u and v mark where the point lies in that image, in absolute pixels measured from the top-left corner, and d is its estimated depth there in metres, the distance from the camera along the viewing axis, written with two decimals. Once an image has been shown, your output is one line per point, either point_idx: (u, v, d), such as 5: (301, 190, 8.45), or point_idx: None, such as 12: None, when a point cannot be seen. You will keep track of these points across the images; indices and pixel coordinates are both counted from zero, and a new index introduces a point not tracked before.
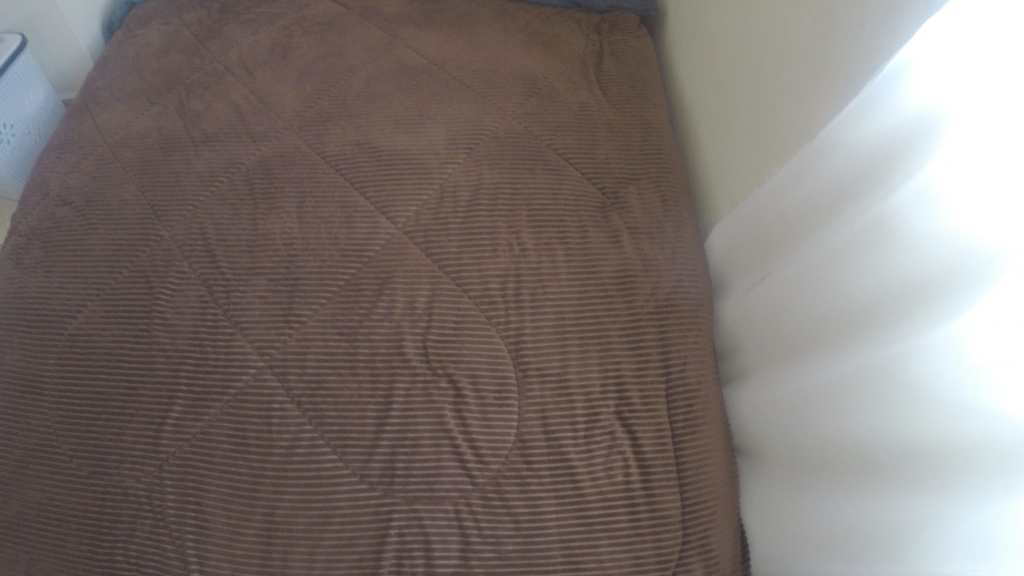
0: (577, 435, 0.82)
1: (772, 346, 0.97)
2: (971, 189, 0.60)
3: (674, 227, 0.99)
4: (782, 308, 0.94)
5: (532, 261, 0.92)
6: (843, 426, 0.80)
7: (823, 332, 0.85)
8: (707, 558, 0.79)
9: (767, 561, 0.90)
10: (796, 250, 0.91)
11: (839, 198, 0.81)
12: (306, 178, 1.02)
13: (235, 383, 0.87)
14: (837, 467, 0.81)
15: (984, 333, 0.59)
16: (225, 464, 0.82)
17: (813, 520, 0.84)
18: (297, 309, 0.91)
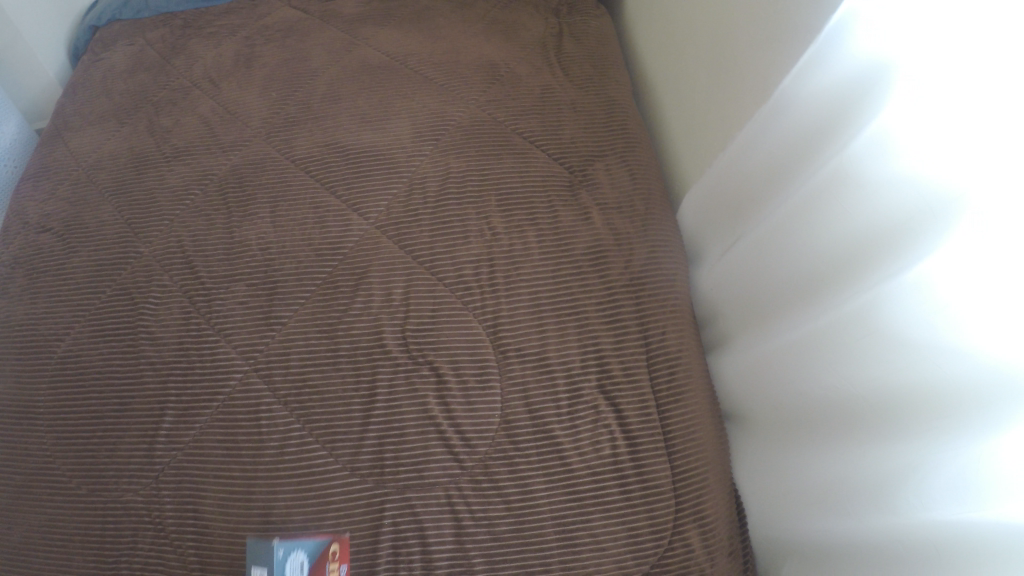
0: (561, 412, 0.83)
1: (751, 310, 0.97)
2: (926, 135, 0.61)
3: (645, 202, 1.00)
4: (758, 272, 0.94)
5: (504, 245, 0.93)
6: (824, 381, 0.80)
7: (799, 289, 0.85)
8: (702, 524, 0.80)
9: (761, 522, 0.91)
10: (767, 212, 0.92)
11: (806, 155, 0.82)
12: (277, 183, 1.02)
13: (222, 390, 0.88)
14: (822, 423, 0.82)
15: (947, 275, 0.59)
16: (219, 470, 0.83)
17: (802, 479, 0.84)
18: (278, 312, 0.91)
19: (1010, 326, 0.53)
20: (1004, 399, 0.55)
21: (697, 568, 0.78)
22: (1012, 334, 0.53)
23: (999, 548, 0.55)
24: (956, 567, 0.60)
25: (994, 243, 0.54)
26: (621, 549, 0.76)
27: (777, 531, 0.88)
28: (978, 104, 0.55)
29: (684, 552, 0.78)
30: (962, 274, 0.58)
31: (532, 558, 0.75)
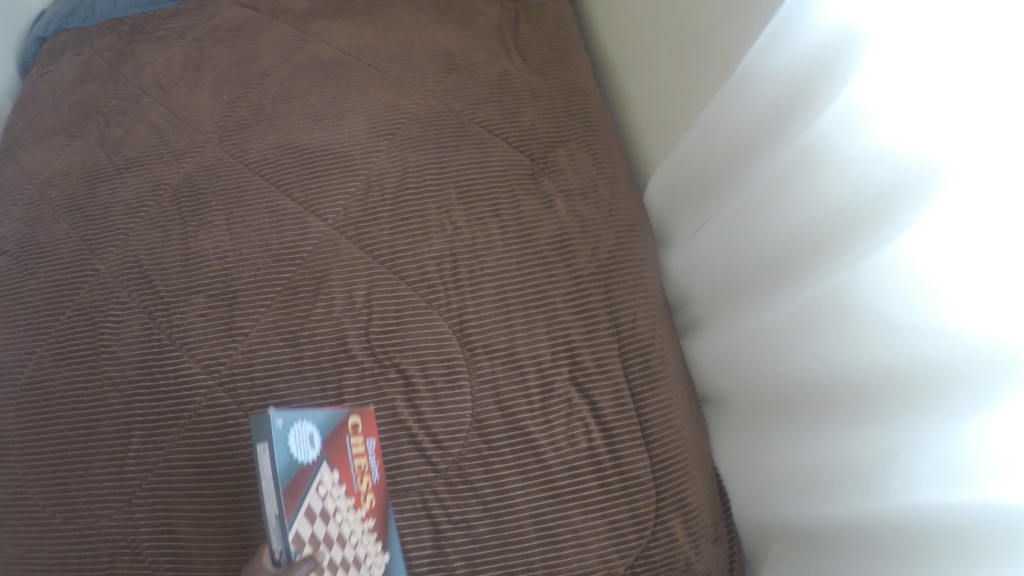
0: (533, 407, 0.81)
1: (725, 292, 0.95)
2: (899, 106, 0.59)
3: (611, 186, 0.97)
4: (731, 254, 0.92)
5: (467, 239, 0.90)
6: (803, 362, 0.78)
7: (773, 270, 0.83)
8: (685, 512, 0.78)
9: (746, 507, 0.90)
10: (737, 191, 0.89)
11: (774, 132, 0.79)
12: (232, 188, 0.98)
13: (187, 407, 0.85)
14: (802, 404, 0.80)
15: (927, 251, 0.57)
16: (192, 489, 0.82)
17: (783, 462, 0.83)
18: (238, 322, 0.88)
19: (994, 302, 0.51)
20: (988, 377, 0.53)
21: (682, 556, 0.76)
22: (996, 311, 0.51)
23: (990, 530, 0.54)
24: (947, 552, 0.58)
25: (972, 223, 0.52)
26: (603, 543, 0.75)
27: (761, 514, 0.87)
28: (947, 85, 0.54)
29: (668, 541, 0.76)
30: (941, 253, 0.56)
31: (514, 558, 0.74)
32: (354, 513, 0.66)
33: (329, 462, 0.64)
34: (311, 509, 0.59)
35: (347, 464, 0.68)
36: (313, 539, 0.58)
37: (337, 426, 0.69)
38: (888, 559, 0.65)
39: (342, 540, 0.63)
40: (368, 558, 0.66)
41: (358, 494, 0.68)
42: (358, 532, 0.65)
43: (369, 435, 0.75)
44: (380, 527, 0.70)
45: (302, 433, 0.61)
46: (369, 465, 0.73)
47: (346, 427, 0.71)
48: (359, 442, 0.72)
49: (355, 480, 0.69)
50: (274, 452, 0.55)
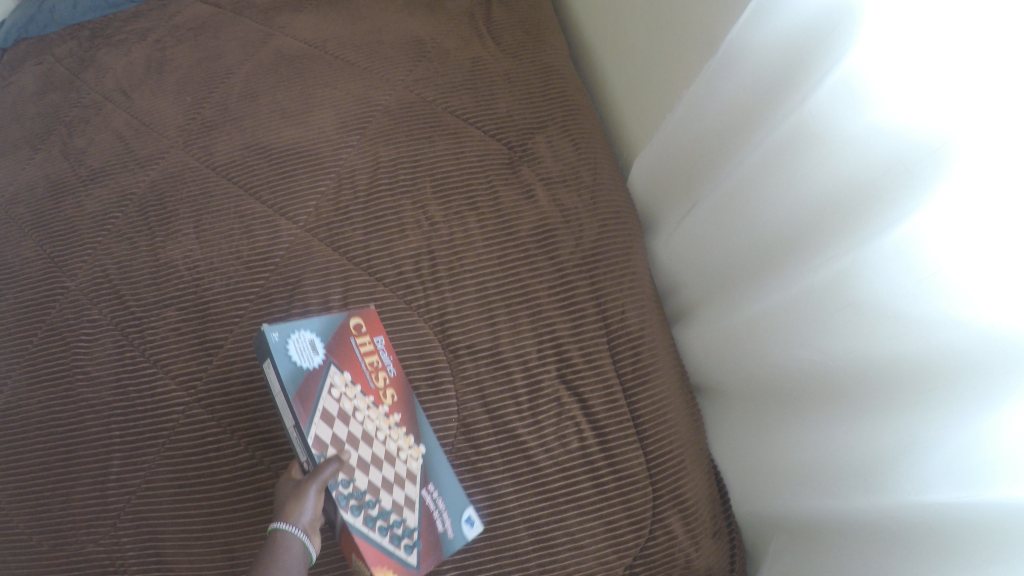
0: (522, 407, 0.80)
1: (718, 278, 0.91)
2: (907, 79, 0.56)
3: (594, 172, 0.93)
4: (723, 239, 0.88)
5: (444, 234, 0.86)
6: (801, 352, 0.75)
7: (767, 255, 0.80)
8: (682, 509, 0.79)
9: (744, 501, 0.87)
10: (728, 173, 0.85)
11: (767, 110, 0.76)
12: (199, 194, 0.93)
13: (166, 425, 0.82)
14: (802, 395, 0.77)
15: (941, 235, 0.54)
16: (177, 509, 0.78)
17: (783, 454, 0.80)
18: (212, 334, 0.85)
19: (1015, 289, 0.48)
20: (1006, 369, 0.50)
21: (681, 553, 0.77)
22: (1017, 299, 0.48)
23: (1007, 531, 0.51)
24: (958, 553, 0.55)
25: (991, 205, 0.49)
26: (600, 546, 0.75)
27: (761, 506, 0.84)
28: (965, 56, 0.50)
29: (667, 539, 0.77)
30: (956, 236, 0.53)
31: (508, 565, 0.72)
32: (375, 410, 0.71)
33: (338, 366, 0.69)
34: (328, 411, 0.65)
35: (356, 366, 0.72)
36: (335, 440, 0.64)
37: (337, 331, 0.72)
38: (893, 559, 0.62)
39: (368, 437, 0.68)
40: (400, 451, 0.70)
41: (376, 391, 0.72)
42: (383, 428, 0.70)
43: (376, 332, 0.76)
44: (408, 419, 0.73)
45: (302, 343, 0.67)
46: (382, 360, 0.75)
47: (349, 330, 0.74)
48: (367, 341, 0.75)
49: (369, 380, 0.73)
50: (276, 365, 0.63)
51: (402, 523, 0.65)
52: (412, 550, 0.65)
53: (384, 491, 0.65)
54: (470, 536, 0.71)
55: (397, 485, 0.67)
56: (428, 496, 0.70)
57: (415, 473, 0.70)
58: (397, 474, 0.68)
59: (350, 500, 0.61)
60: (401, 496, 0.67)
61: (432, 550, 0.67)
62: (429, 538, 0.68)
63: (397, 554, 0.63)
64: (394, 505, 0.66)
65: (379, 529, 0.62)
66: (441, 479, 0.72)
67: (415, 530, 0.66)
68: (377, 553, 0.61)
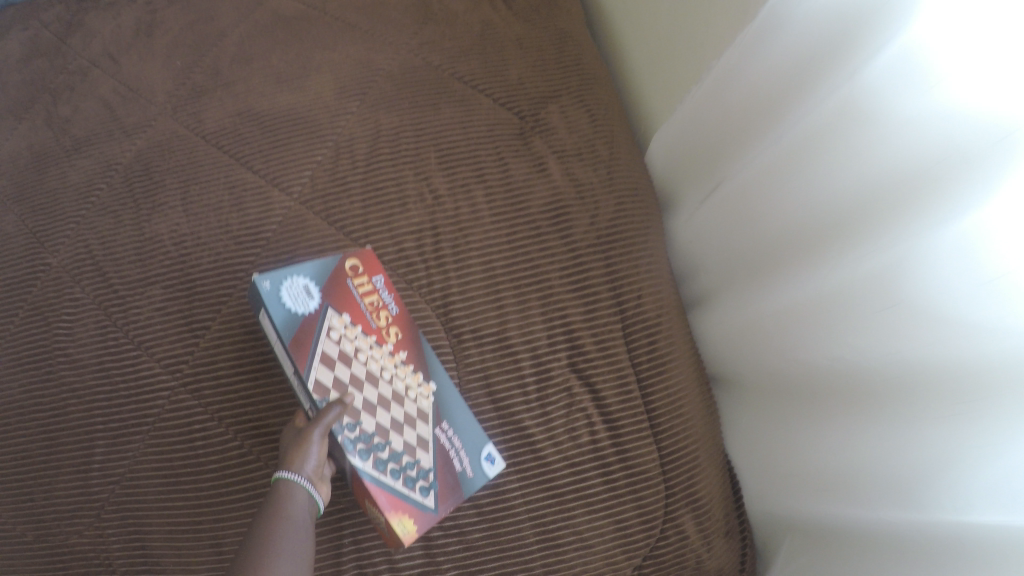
0: (530, 399, 0.75)
1: (737, 266, 0.86)
2: (982, 54, 0.50)
3: (610, 145, 0.87)
4: (744, 225, 0.83)
5: (449, 208, 0.80)
6: (831, 349, 0.70)
7: (797, 245, 0.74)
8: (695, 507, 0.76)
9: (758, 498, 0.84)
10: (755, 155, 0.80)
11: (808, 85, 0.70)
12: (187, 163, 0.86)
13: (151, 411, 0.76)
14: (831, 394, 0.72)
15: (1013, 230, 0.49)
16: (163, 500, 0.73)
17: (805, 455, 0.76)
18: (200, 314, 0.79)
19: None
20: None
21: (693, 554, 0.74)
22: None
23: None
24: None
25: None
26: (609, 545, 0.72)
27: (776, 506, 0.81)
28: None
29: (679, 540, 0.74)
30: None
31: (512, 564, 0.69)
32: (378, 350, 0.69)
33: (336, 308, 0.68)
34: (328, 355, 0.65)
35: (355, 306, 0.70)
36: (337, 383, 0.64)
37: (332, 274, 0.69)
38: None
39: (372, 377, 0.67)
40: (409, 390, 0.69)
41: (378, 330, 0.70)
42: (389, 368, 0.69)
43: (375, 272, 0.72)
44: (415, 357, 0.71)
45: (296, 289, 0.66)
46: (383, 299, 0.72)
47: (345, 271, 0.70)
48: (365, 281, 0.71)
49: (370, 319, 0.70)
50: (269, 314, 0.63)
51: (415, 465, 0.65)
52: (428, 492, 0.65)
53: (393, 433, 0.65)
54: (491, 474, 0.69)
55: (407, 425, 0.67)
56: (443, 435, 0.69)
57: (427, 412, 0.69)
58: (407, 414, 0.68)
59: (357, 444, 0.62)
60: (412, 436, 0.67)
61: (451, 490, 0.67)
62: (447, 479, 0.67)
63: (411, 496, 0.64)
64: (406, 446, 0.66)
65: (390, 473, 0.63)
66: (456, 417, 0.70)
67: (431, 471, 0.66)
68: (390, 496, 0.62)
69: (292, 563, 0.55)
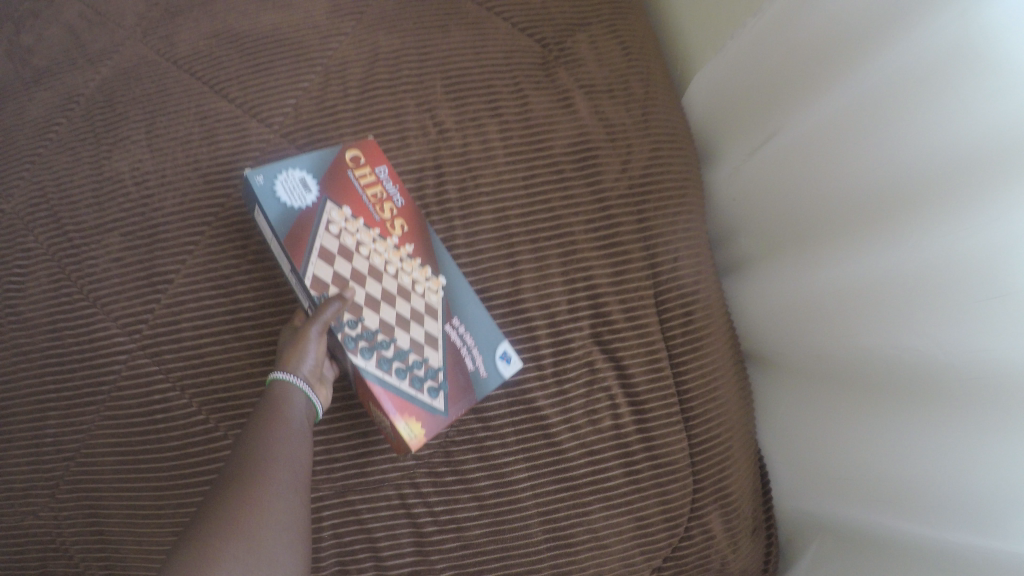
0: (545, 376, 0.64)
1: (781, 238, 0.76)
2: None
3: (646, 82, 0.75)
4: (794, 192, 0.72)
5: (455, 144, 0.68)
6: (916, 336, 0.60)
7: (876, 208, 0.63)
8: (724, 504, 0.68)
9: (794, 493, 0.78)
10: (816, 109, 0.69)
11: (907, 16, 0.58)
12: (155, 92, 0.74)
13: (106, 379, 0.65)
14: (894, 392, 0.63)
15: None
16: (123, 482, 0.63)
17: (875, 455, 0.66)
18: (162, 265, 0.67)
19: None
20: None
21: (716, 553, 0.67)
22: None
23: None
24: None
25: None
26: (627, 545, 0.64)
27: (814, 505, 0.75)
28: None
29: (703, 539, 0.66)
30: None
31: (517, 564, 0.61)
32: (382, 244, 0.60)
33: (335, 200, 0.59)
34: (327, 250, 0.56)
35: (357, 198, 0.61)
36: (336, 279, 0.56)
37: (331, 165, 0.61)
38: None
39: (376, 273, 0.58)
40: (416, 285, 0.60)
41: (383, 224, 0.61)
42: (395, 263, 0.60)
43: (378, 162, 0.63)
44: (423, 250, 0.62)
45: (292, 182, 0.58)
46: (388, 190, 0.63)
47: (345, 163, 0.62)
48: (367, 172, 0.62)
49: (373, 212, 0.61)
50: (262, 208, 0.56)
51: (423, 364, 0.57)
52: (437, 394, 0.57)
53: (399, 329, 0.57)
54: (508, 374, 0.61)
55: (415, 321, 0.58)
56: (453, 332, 0.60)
57: (436, 308, 0.60)
58: (414, 310, 0.59)
59: (359, 343, 0.54)
60: (420, 333, 0.58)
61: (463, 392, 0.58)
62: (459, 380, 0.58)
63: (418, 399, 0.55)
64: (413, 343, 0.57)
65: (395, 372, 0.55)
66: (469, 312, 0.61)
67: (440, 371, 0.57)
68: (394, 398, 0.54)
69: (292, 469, 0.48)
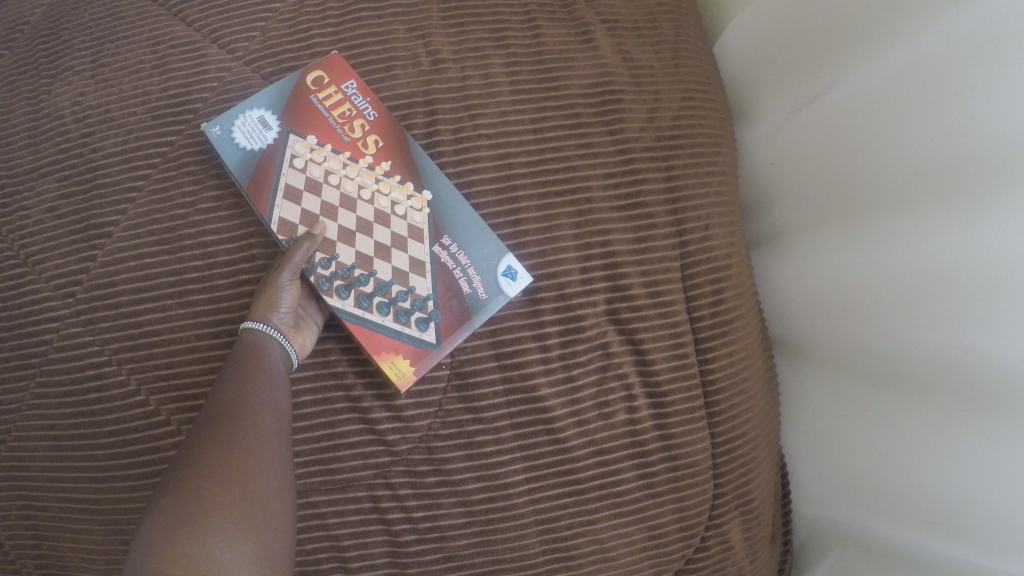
0: (549, 359, 0.54)
1: (823, 209, 0.65)
2: None
3: (675, 24, 0.65)
4: (842, 156, 0.62)
5: (452, 78, 0.58)
6: (996, 327, 0.49)
7: (947, 173, 0.53)
8: (747, 513, 0.58)
9: (817, 502, 0.69)
10: (883, 59, 0.58)
11: None
12: (105, 14, 0.63)
13: (33, 348, 0.55)
14: (948, 398, 0.54)
15: None
16: (53, 473, 0.53)
17: (925, 467, 0.56)
18: (101, 215, 0.57)
19: None
20: None
21: (733, 567, 0.58)
22: None
23: None
24: None
25: None
26: (636, 559, 0.54)
27: (838, 515, 0.66)
28: None
29: (721, 552, 0.57)
30: None
31: None
32: (354, 167, 0.54)
33: (298, 130, 0.54)
34: (293, 188, 0.52)
35: (323, 123, 0.55)
36: (305, 217, 0.51)
37: (291, 91, 0.55)
38: None
39: (348, 203, 0.53)
40: (397, 206, 0.55)
41: (353, 145, 0.55)
42: (369, 185, 0.54)
43: (344, 77, 0.56)
44: (402, 166, 0.55)
45: (251, 125, 0.53)
46: (356, 106, 0.56)
47: (306, 88, 0.55)
48: (332, 92, 0.55)
49: (341, 134, 0.55)
50: (222, 159, 0.52)
51: (409, 295, 0.52)
52: (427, 326, 0.52)
53: (379, 260, 0.53)
54: (514, 292, 0.53)
55: (398, 248, 0.54)
56: (444, 253, 0.54)
57: (420, 229, 0.54)
58: (396, 236, 0.54)
59: (334, 282, 0.50)
60: (403, 260, 0.53)
61: (460, 321, 0.53)
62: (453, 308, 0.53)
63: (405, 334, 0.51)
64: (396, 273, 0.53)
65: (377, 309, 0.51)
66: (460, 229, 0.55)
67: (429, 301, 0.53)
68: (375, 336, 0.51)
69: (276, 413, 0.44)
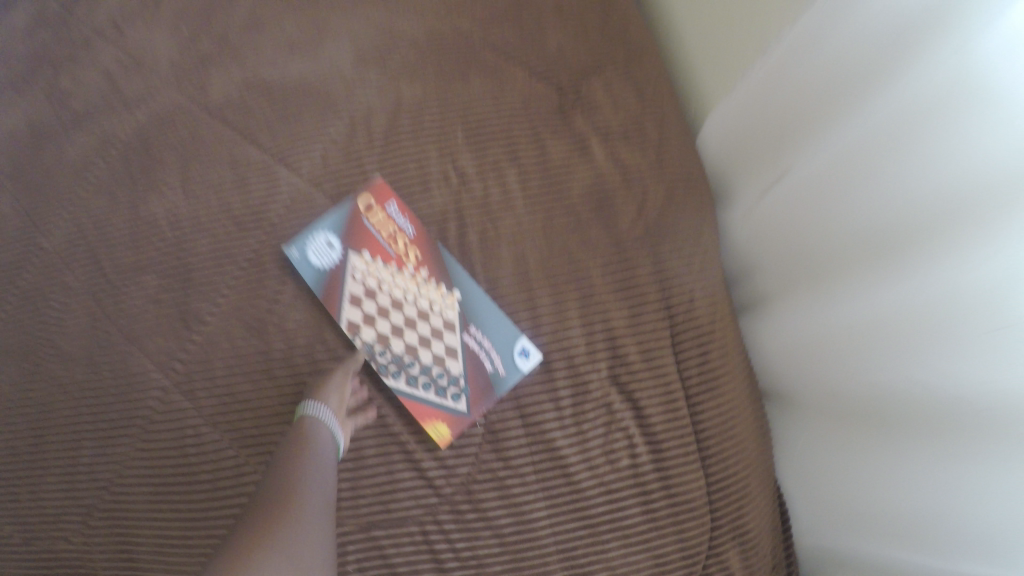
0: (563, 415, 0.66)
1: (789, 274, 0.77)
2: None
3: (658, 127, 0.79)
4: (794, 231, 0.75)
5: (477, 194, 0.74)
6: (911, 371, 0.60)
7: (866, 248, 0.65)
8: (743, 540, 0.67)
9: (810, 528, 0.78)
10: (817, 147, 0.70)
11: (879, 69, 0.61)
12: (188, 137, 0.77)
13: (139, 412, 0.66)
14: (892, 432, 0.64)
15: None
16: (153, 514, 0.63)
17: (884, 493, 0.66)
18: (196, 306, 0.70)
19: None
20: None
21: None
22: None
23: None
24: None
25: None
26: None
27: (828, 540, 0.75)
28: None
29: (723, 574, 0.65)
30: None
31: None
32: (400, 275, 0.70)
33: (355, 248, 0.70)
34: (355, 295, 0.68)
35: (374, 240, 0.71)
36: (365, 319, 0.68)
37: (348, 217, 0.71)
38: None
39: (396, 304, 0.69)
40: (434, 305, 0.69)
41: (398, 256, 0.71)
42: (411, 289, 0.69)
43: (387, 201, 0.72)
44: (436, 271, 0.70)
45: (321, 247, 0.70)
46: (398, 225, 0.71)
47: (360, 213, 0.71)
48: (379, 214, 0.71)
49: (388, 248, 0.71)
50: (302, 277, 0.69)
51: (445, 374, 0.67)
52: (459, 398, 0.66)
53: (422, 349, 0.67)
54: (527, 368, 0.66)
55: (436, 338, 0.68)
56: (471, 339, 0.68)
57: (452, 322, 0.69)
58: (435, 328, 0.68)
59: (390, 367, 0.66)
60: (440, 348, 0.68)
61: (485, 393, 0.66)
62: (479, 382, 0.66)
63: (445, 405, 0.65)
64: (435, 359, 0.67)
65: (422, 386, 0.66)
66: (484, 320, 0.68)
67: (461, 378, 0.67)
68: (421, 407, 0.65)
69: (321, 486, 0.55)
